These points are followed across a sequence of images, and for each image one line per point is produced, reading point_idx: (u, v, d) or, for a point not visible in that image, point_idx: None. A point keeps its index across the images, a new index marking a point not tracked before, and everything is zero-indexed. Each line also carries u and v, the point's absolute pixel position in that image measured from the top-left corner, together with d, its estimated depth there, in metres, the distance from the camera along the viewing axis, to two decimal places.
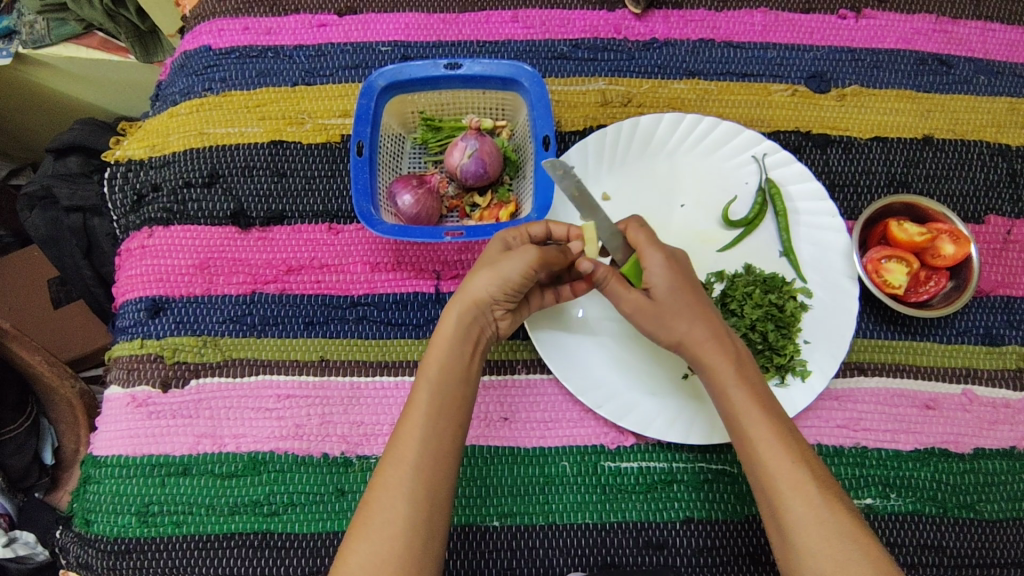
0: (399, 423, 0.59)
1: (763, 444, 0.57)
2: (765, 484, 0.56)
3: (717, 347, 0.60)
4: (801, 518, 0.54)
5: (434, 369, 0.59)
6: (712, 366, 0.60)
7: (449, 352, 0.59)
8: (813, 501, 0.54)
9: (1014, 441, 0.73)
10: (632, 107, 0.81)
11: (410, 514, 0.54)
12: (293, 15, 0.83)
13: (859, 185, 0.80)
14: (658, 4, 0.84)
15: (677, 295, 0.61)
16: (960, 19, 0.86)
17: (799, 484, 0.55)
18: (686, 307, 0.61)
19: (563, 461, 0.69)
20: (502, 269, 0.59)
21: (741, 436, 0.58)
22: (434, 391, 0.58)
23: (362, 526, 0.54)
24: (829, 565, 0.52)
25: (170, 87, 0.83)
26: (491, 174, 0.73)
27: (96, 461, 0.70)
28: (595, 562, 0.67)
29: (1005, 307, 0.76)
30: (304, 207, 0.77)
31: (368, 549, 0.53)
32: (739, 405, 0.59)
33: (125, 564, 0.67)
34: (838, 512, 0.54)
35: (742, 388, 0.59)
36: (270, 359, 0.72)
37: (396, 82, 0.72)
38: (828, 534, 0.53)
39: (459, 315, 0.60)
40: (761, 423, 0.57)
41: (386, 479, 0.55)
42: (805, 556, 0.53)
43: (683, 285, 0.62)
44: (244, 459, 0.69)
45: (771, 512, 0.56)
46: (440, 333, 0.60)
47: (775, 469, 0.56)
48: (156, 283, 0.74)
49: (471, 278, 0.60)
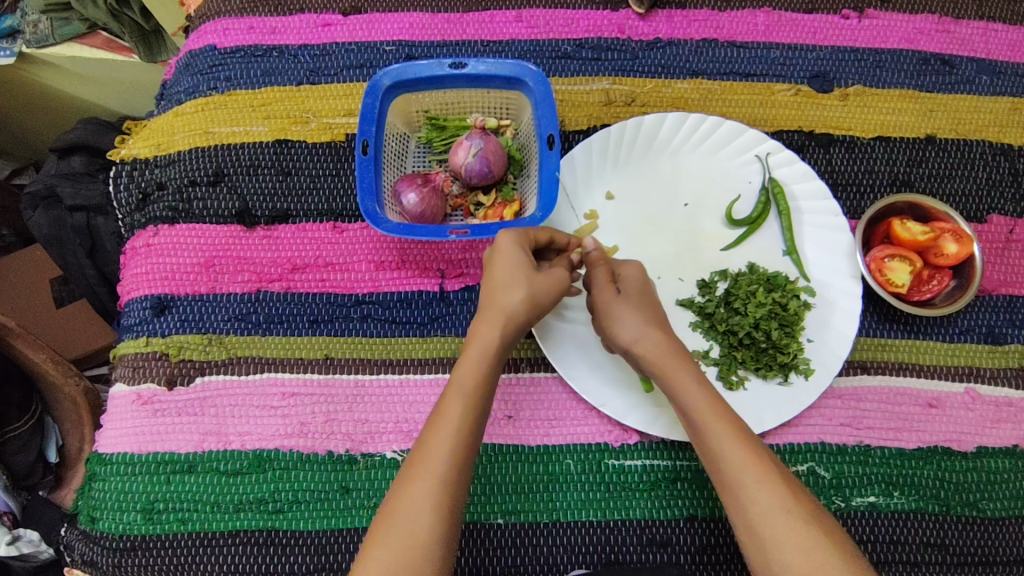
0: (425, 433, 0.58)
1: (724, 438, 0.57)
2: (732, 480, 0.56)
3: (675, 355, 0.62)
4: (767, 507, 0.54)
5: (469, 383, 0.59)
6: (670, 371, 0.62)
7: (484, 368, 0.60)
8: (780, 491, 0.55)
9: (1016, 440, 0.73)
10: (635, 106, 0.81)
11: (433, 523, 0.54)
12: (298, 15, 0.84)
13: (861, 184, 0.80)
14: (662, 4, 0.84)
15: (638, 302, 0.65)
16: (962, 19, 0.86)
17: (765, 475, 0.55)
18: (648, 313, 0.64)
19: (567, 459, 0.70)
20: (538, 295, 0.63)
21: (699, 433, 0.59)
22: (467, 403, 0.59)
23: (385, 534, 0.53)
24: (798, 553, 0.52)
25: (175, 86, 0.83)
26: (495, 173, 0.73)
27: (101, 459, 0.70)
28: (599, 560, 0.67)
29: (1008, 307, 0.77)
30: (308, 206, 0.77)
31: (389, 557, 0.52)
32: (700, 406, 0.59)
33: (131, 561, 0.67)
34: (805, 504, 0.55)
35: (700, 392, 0.60)
36: (275, 357, 0.72)
37: (401, 81, 0.72)
38: (795, 524, 0.53)
39: (498, 331, 0.61)
40: (719, 422, 0.58)
41: (413, 489, 0.55)
42: (772, 546, 0.53)
43: (645, 295, 0.66)
44: (248, 456, 0.69)
45: (735, 504, 0.56)
46: (474, 348, 0.61)
47: (740, 462, 0.56)
48: (161, 281, 0.75)
49: (511, 298, 0.62)
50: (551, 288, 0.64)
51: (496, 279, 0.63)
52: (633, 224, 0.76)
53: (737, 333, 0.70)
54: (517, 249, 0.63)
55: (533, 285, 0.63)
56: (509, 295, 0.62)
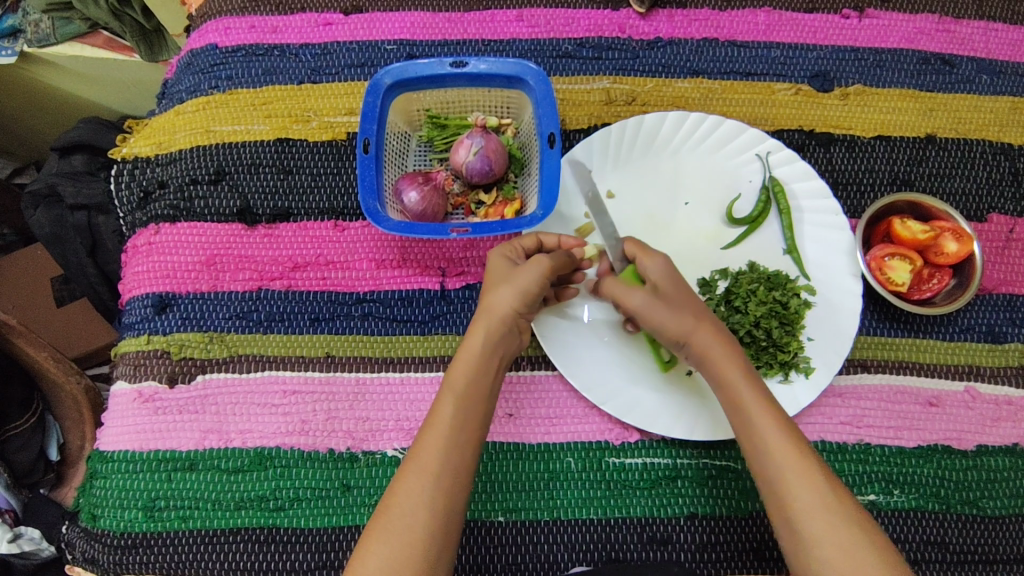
0: (420, 433, 0.59)
1: (769, 433, 0.57)
2: (774, 476, 0.56)
3: (721, 343, 0.62)
4: (807, 506, 0.54)
5: (459, 382, 0.60)
6: (717, 359, 0.61)
7: (476, 367, 0.61)
8: (820, 489, 0.54)
9: (1017, 438, 0.73)
10: (636, 105, 0.81)
11: (429, 519, 0.54)
12: (300, 14, 0.84)
13: (862, 183, 0.80)
14: (662, 4, 0.85)
15: (678, 290, 0.64)
16: (962, 19, 0.86)
17: (808, 473, 0.55)
18: (689, 306, 0.63)
19: (567, 457, 0.70)
20: (521, 285, 0.62)
21: (744, 425, 0.59)
22: (457, 400, 0.59)
23: (383, 527, 0.54)
24: (837, 554, 0.52)
25: (176, 85, 0.83)
26: (496, 171, 0.73)
27: (103, 456, 0.70)
28: (599, 557, 0.67)
29: (1008, 305, 0.77)
30: (309, 204, 0.77)
31: (386, 551, 0.53)
32: (745, 399, 0.59)
33: (132, 558, 0.67)
34: (847, 504, 0.54)
35: (747, 382, 0.60)
36: (276, 356, 0.72)
37: (402, 80, 0.72)
38: (834, 523, 0.53)
39: (485, 329, 0.62)
40: (766, 415, 0.58)
41: (408, 483, 0.56)
42: (811, 545, 0.53)
43: (678, 286, 0.64)
44: (251, 454, 0.69)
45: (776, 499, 0.56)
46: (464, 351, 0.62)
47: (783, 456, 0.56)
48: (164, 279, 0.75)
49: (493, 295, 0.63)
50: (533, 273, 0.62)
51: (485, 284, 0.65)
52: (633, 223, 0.77)
53: (738, 332, 0.69)
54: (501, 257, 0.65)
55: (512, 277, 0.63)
56: (494, 295, 0.63)
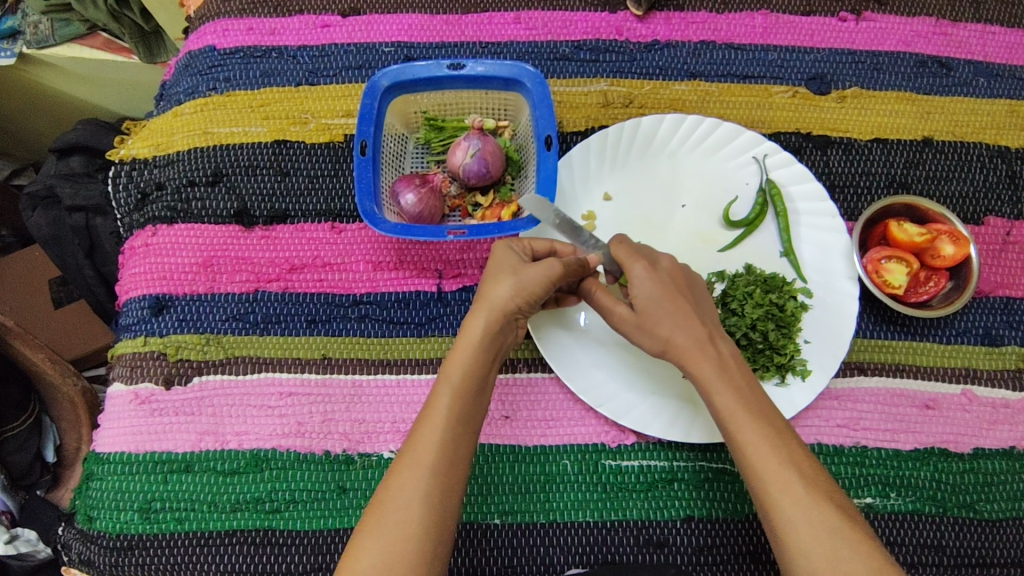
0: (416, 426, 0.59)
1: (753, 446, 0.57)
2: (759, 490, 0.56)
3: (701, 352, 0.61)
4: (792, 519, 0.54)
5: (457, 375, 0.59)
6: (698, 371, 0.61)
7: (473, 360, 0.60)
8: (803, 501, 0.54)
9: (1014, 441, 0.73)
10: (633, 108, 0.82)
11: (423, 516, 0.54)
12: (298, 16, 0.84)
13: (859, 186, 0.80)
14: (660, 6, 0.85)
15: (660, 302, 0.62)
16: (959, 22, 0.86)
17: (790, 485, 0.55)
18: (671, 315, 0.62)
19: (564, 459, 0.70)
20: (524, 281, 0.61)
21: (731, 438, 0.59)
22: (454, 394, 0.59)
23: (376, 522, 0.55)
24: (822, 563, 0.53)
25: (174, 86, 0.84)
26: (493, 174, 0.73)
27: (99, 458, 0.70)
28: (595, 560, 0.67)
29: (1005, 308, 0.77)
30: (307, 206, 0.77)
31: (377, 547, 0.53)
32: (725, 412, 0.59)
33: (129, 560, 0.67)
34: (829, 511, 0.54)
35: (729, 394, 0.59)
36: (273, 357, 0.72)
37: (400, 82, 0.72)
38: (819, 534, 0.53)
39: (484, 322, 0.60)
40: (752, 429, 0.58)
41: (402, 478, 0.56)
42: (797, 556, 0.54)
43: (659, 304, 0.62)
44: (246, 455, 0.69)
45: (766, 514, 0.56)
46: (462, 342, 0.61)
47: (765, 469, 0.56)
48: (160, 281, 0.75)
49: (494, 286, 0.62)
50: (540, 274, 0.61)
51: (486, 275, 0.63)
52: (630, 226, 0.77)
53: (735, 334, 0.69)
54: (509, 252, 0.64)
55: (517, 271, 0.62)
56: (494, 287, 0.61)
